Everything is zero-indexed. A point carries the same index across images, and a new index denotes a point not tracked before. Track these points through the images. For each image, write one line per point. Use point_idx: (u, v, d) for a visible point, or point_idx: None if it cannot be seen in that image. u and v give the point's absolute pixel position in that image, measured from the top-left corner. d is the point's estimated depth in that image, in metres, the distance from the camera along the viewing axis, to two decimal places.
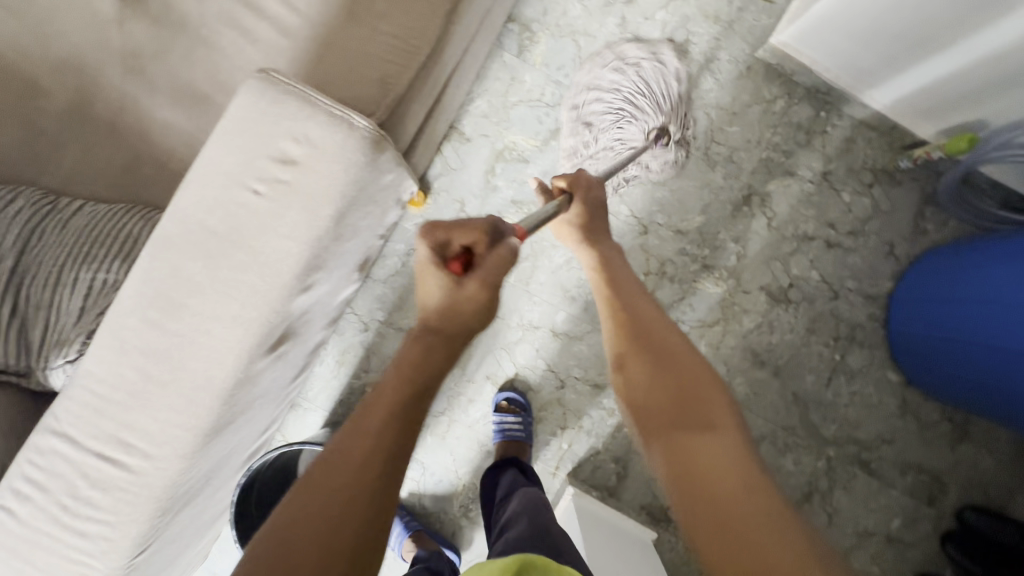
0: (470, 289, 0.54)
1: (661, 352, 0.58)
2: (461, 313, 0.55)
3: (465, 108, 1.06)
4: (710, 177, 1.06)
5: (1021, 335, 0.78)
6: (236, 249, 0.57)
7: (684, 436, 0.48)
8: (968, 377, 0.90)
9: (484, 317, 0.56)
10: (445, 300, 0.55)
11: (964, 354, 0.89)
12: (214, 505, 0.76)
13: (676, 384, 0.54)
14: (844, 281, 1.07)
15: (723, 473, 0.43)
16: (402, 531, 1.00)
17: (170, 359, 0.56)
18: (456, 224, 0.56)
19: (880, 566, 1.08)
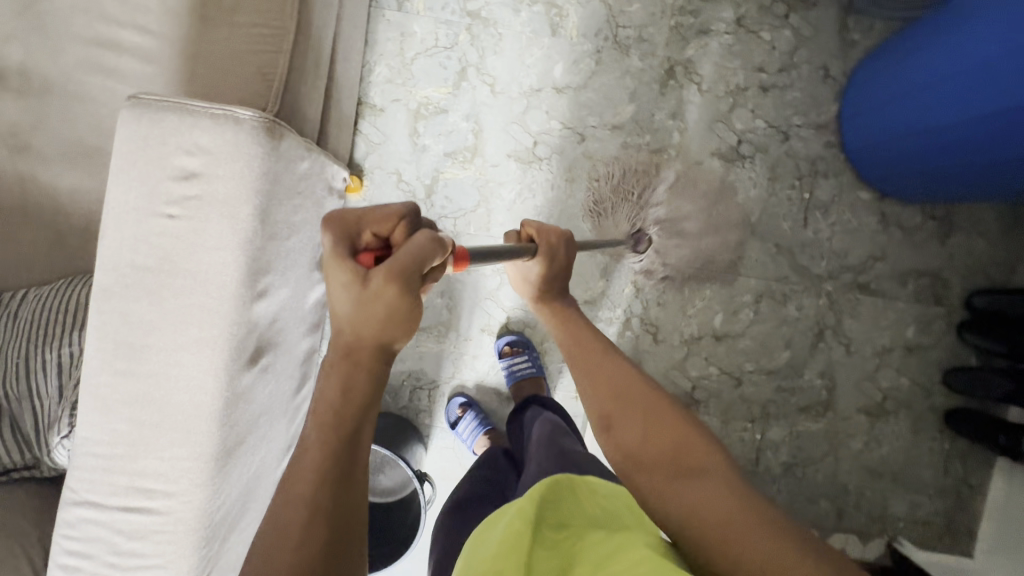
0: (377, 279, 0.47)
1: (645, 405, 0.57)
2: (371, 311, 0.47)
3: (368, 80, 1.04)
4: (628, 63, 1.04)
5: (977, 104, 0.76)
6: (175, 278, 0.57)
7: (686, 486, 0.47)
8: (936, 168, 0.90)
9: (402, 322, 0.48)
10: (352, 293, 0.47)
11: (926, 147, 0.88)
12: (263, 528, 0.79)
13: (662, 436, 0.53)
14: (790, 119, 1.06)
15: (732, 521, 0.42)
16: (479, 425, 1.02)
17: (153, 400, 0.57)
18: (369, 211, 0.53)
19: (907, 375, 1.11)
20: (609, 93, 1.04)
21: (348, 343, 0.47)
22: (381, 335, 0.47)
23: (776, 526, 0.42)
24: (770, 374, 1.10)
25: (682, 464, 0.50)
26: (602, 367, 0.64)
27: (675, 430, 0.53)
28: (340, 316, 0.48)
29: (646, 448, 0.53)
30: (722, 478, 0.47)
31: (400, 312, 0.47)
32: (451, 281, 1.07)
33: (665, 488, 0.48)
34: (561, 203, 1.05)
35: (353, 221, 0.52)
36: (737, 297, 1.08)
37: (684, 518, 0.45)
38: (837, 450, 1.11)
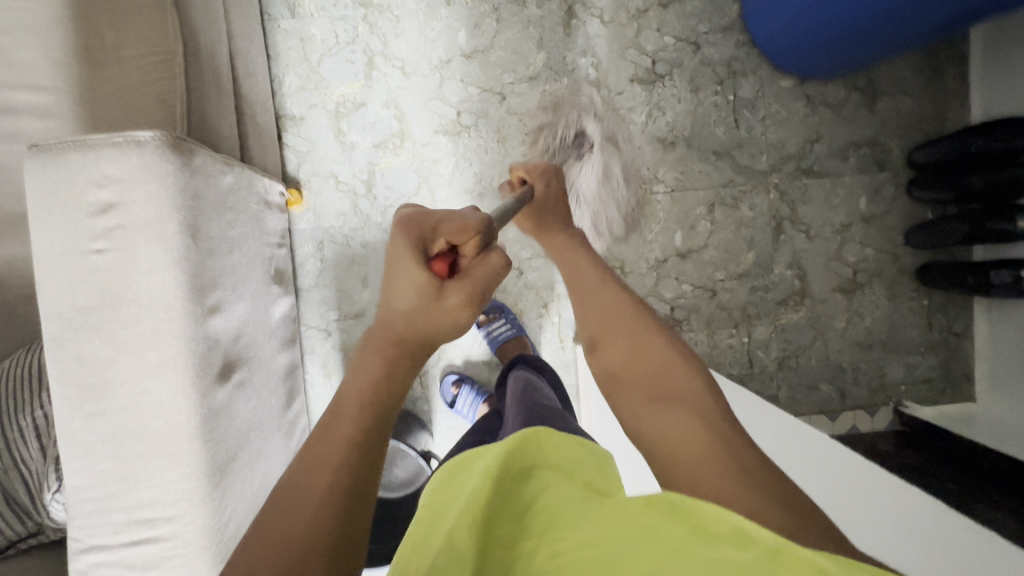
0: (458, 299, 0.42)
1: (636, 330, 0.55)
2: (438, 320, 0.42)
3: (280, 92, 1.04)
4: (528, 13, 1.05)
5: None
6: (119, 309, 0.57)
7: (663, 410, 0.48)
8: (839, 32, 0.91)
9: (462, 330, 0.44)
10: (422, 301, 0.42)
11: (822, 14, 0.89)
12: None
13: (650, 362, 0.52)
14: (696, 28, 1.07)
15: (695, 444, 0.45)
16: (476, 396, 1.04)
17: (130, 432, 0.58)
18: (446, 215, 0.44)
19: (871, 245, 1.13)
20: (517, 47, 1.05)
21: (402, 335, 0.42)
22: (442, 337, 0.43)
23: (737, 458, 0.43)
24: (741, 278, 1.12)
25: (664, 391, 0.50)
26: (599, 292, 0.60)
27: (662, 360, 0.52)
28: (397, 316, 0.42)
29: (636, 375, 0.52)
30: (701, 405, 0.48)
31: (465, 329, 0.44)
32: None
33: (646, 413, 0.49)
34: (500, 165, 1.07)
35: (428, 225, 0.43)
36: (691, 211, 1.10)
37: (654, 440, 0.47)
38: (823, 333, 1.14)
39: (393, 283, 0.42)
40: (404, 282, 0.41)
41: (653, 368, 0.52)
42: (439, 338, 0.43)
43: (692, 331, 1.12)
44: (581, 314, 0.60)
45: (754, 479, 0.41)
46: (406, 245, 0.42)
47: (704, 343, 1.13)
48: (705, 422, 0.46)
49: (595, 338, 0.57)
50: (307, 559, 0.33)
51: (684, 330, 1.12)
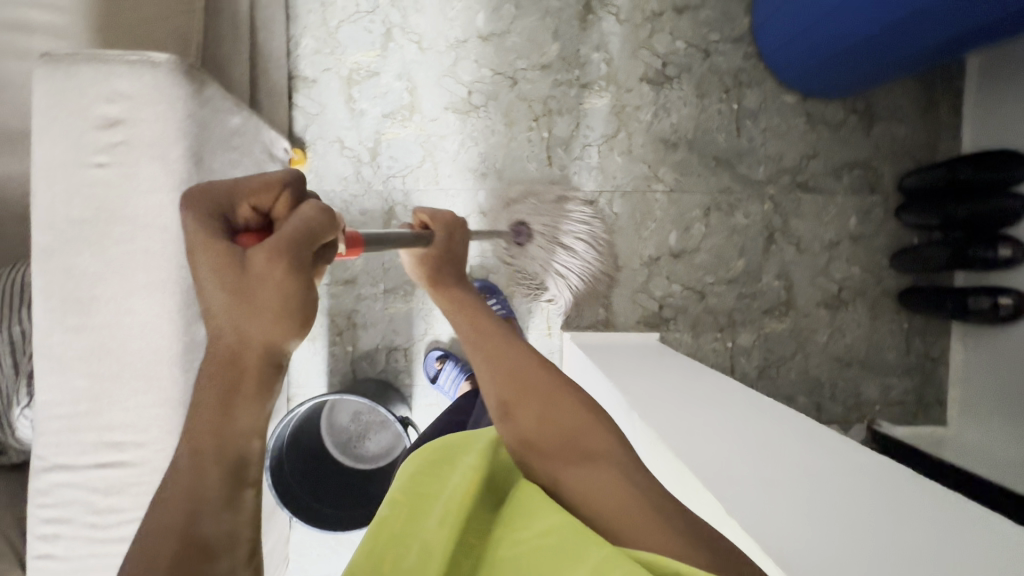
0: (267, 264, 0.39)
1: (544, 390, 0.56)
2: (260, 300, 0.39)
3: (295, 53, 1.05)
4: (546, 4, 1.07)
5: None
6: (113, 225, 0.57)
7: (578, 471, 0.50)
8: (844, 51, 0.94)
9: (296, 317, 0.41)
10: (220, 277, 0.39)
11: (829, 31, 0.92)
12: None
13: (559, 421, 0.54)
14: (707, 37, 1.10)
15: (614, 497, 0.47)
16: (460, 373, 1.04)
17: (110, 351, 0.57)
18: (244, 180, 0.44)
19: (857, 264, 1.16)
20: (532, 35, 1.07)
21: (229, 345, 0.39)
22: (265, 337, 0.40)
23: (654, 505, 0.46)
24: (729, 284, 1.14)
25: (580, 450, 0.52)
26: (496, 353, 0.60)
27: (573, 418, 0.54)
28: (218, 322, 0.40)
29: (552, 436, 0.53)
30: (614, 458, 0.51)
31: (296, 300, 0.40)
32: None
33: (569, 476, 0.50)
34: (505, 148, 1.08)
35: (224, 194, 0.43)
36: (686, 213, 1.12)
37: (581, 502, 0.49)
38: (805, 346, 1.16)
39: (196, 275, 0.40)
40: (201, 266, 0.40)
41: (565, 425, 0.53)
42: (270, 334, 0.40)
43: (678, 330, 1.14)
44: (487, 382, 0.59)
45: (674, 527, 0.45)
46: (200, 231, 0.40)
47: (688, 344, 1.15)
48: (619, 473, 0.49)
49: (505, 406, 0.56)
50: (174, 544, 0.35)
51: (670, 328, 1.14)
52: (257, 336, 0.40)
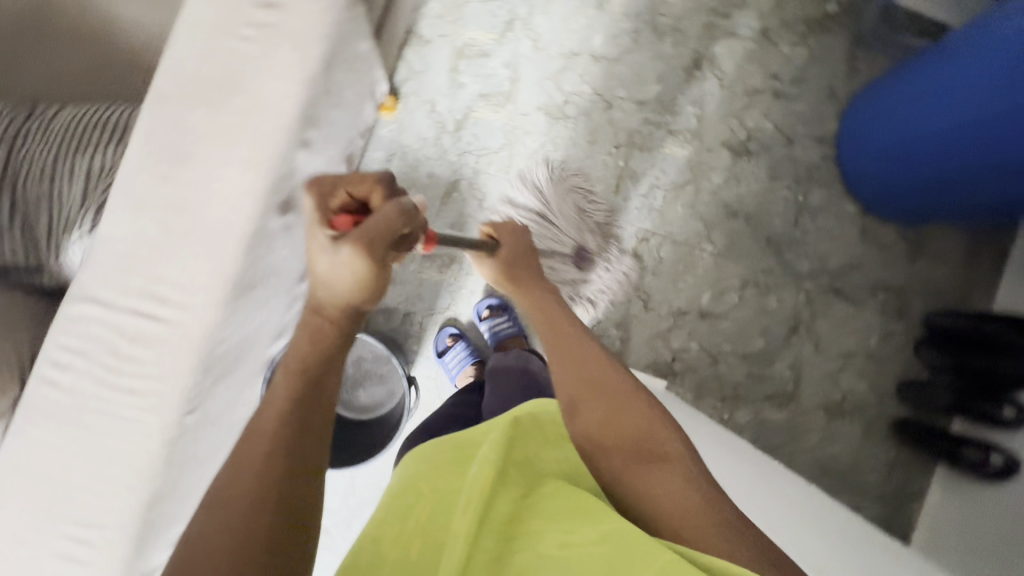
0: (349, 243, 0.49)
1: (612, 389, 0.58)
2: (341, 269, 0.49)
3: (420, 12, 1.10)
4: (661, 47, 1.13)
5: (962, 111, 0.84)
6: (236, 95, 0.59)
7: (642, 469, 0.51)
8: (923, 181, 0.97)
9: (371, 290, 0.51)
10: (323, 250, 0.50)
11: (913, 157, 0.96)
12: (238, 397, 0.78)
13: (626, 421, 0.54)
14: (795, 127, 1.16)
15: (680, 499, 0.47)
16: (468, 356, 1.05)
17: (187, 208, 0.58)
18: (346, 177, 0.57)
19: (866, 380, 1.19)
20: (639, 70, 1.12)
21: (321, 300, 0.50)
22: (346, 296, 0.50)
23: (722, 515, 0.45)
24: (743, 359, 1.16)
25: (648, 450, 0.52)
26: (566, 348, 0.63)
27: (641, 417, 0.54)
28: (313, 277, 0.51)
29: (619, 433, 0.54)
30: (683, 462, 0.50)
31: (365, 280, 0.49)
32: (463, 216, 1.11)
33: (633, 474, 0.51)
34: (580, 163, 1.12)
35: (330, 187, 0.56)
36: (725, 279, 1.15)
37: (644, 501, 0.49)
38: (794, 442, 1.18)
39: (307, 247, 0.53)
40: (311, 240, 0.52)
41: (631, 424, 0.54)
42: (352, 298, 0.50)
43: (682, 387, 1.16)
44: (557, 375, 0.61)
45: (744, 539, 0.43)
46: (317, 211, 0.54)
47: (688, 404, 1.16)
48: (689, 477, 0.49)
49: (573, 402, 0.58)
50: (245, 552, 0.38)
51: (675, 382, 1.15)
52: (340, 294, 0.50)
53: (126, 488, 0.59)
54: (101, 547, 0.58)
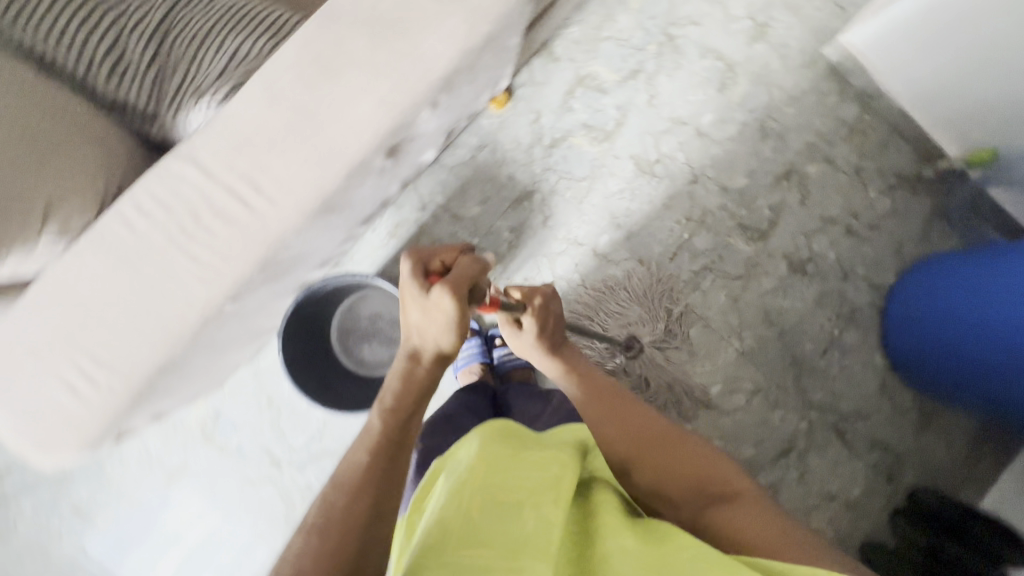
0: (437, 292, 0.56)
1: (666, 443, 0.61)
2: (432, 319, 0.58)
3: (560, 32, 1.16)
4: (761, 147, 1.17)
5: (1000, 311, 0.86)
6: (399, 39, 0.62)
7: (714, 510, 0.53)
8: (951, 360, 0.98)
9: (455, 330, 0.58)
10: (420, 303, 0.59)
11: (948, 335, 0.97)
12: (266, 304, 0.80)
13: (687, 469, 0.58)
14: (855, 266, 1.18)
15: (757, 525, 0.49)
16: (478, 353, 1.05)
17: (314, 118, 0.61)
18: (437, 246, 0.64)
19: (837, 529, 1.14)
20: (733, 159, 1.17)
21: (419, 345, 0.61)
22: (434, 342, 0.59)
23: (798, 533, 0.48)
24: None
25: (712, 492, 0.55)
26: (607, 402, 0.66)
27: (700, 466, 0.58)
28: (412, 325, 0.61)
29: (680, 482, 0.57)
30: (750, 495, 0.53)
31: (449, 324, 0.58)
32: (525, 224, 1.15)
33: (703, 514, 0.53)
34: (649, 220, 1.16)
35: (427, 252, 0.63)
36: (739, 378, 1.17)
37: (725, 538, 0.49)
38: None
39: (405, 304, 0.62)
40: (409, 297, 0.60)
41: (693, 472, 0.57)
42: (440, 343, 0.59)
43: None
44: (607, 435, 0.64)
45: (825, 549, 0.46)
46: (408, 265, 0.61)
47: None
48: (758, 508, 0.51)
49: (626, 462, 0.61)
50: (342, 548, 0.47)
51: None
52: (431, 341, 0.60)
53: (148, 344, 0.60)
54: (101, 389, 0.60)
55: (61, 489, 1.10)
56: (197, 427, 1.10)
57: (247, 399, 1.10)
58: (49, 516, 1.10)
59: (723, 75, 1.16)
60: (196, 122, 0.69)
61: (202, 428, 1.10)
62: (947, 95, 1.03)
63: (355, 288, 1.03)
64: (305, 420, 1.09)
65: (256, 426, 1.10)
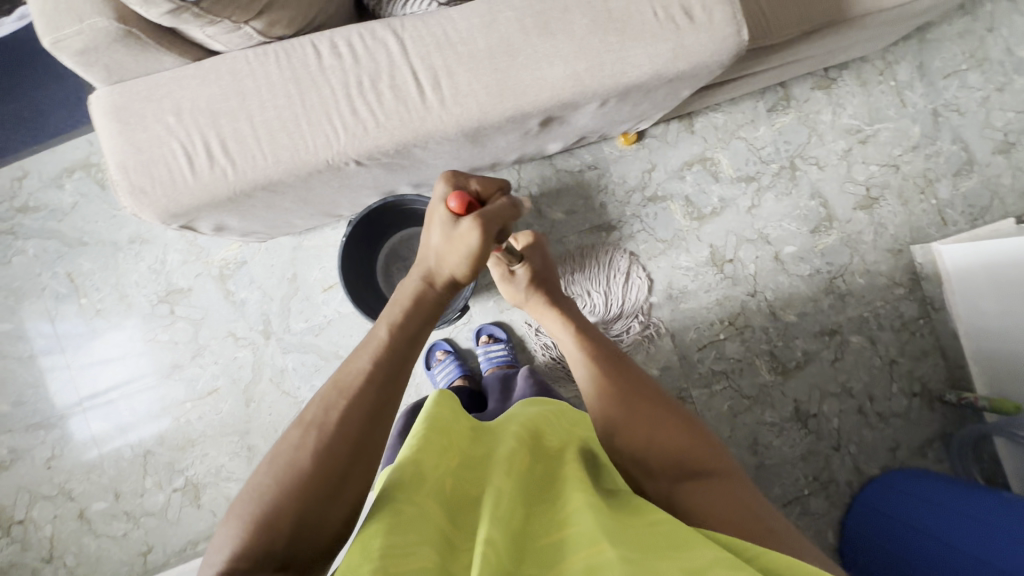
0: (467, 224, 0.50)
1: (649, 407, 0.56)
2: (453, 248, 0.51)
3: (708, 112, 1.24)
4: (821, 296, 1.23)
5: (967, 540, 0.84)
6: (611, 35, 0.68)
7: (696, 490, 0.50)
8: (885, 563, 0.95)
9: (473, 264, 0.53)
10: (444, 227, 0.52)
11: (902, 541, 0.94)
12: (358, 189, 0.83)
13: (667, 442, 0.54)
14: (850, 442, 1.20)
15: (741, 515, 0.47)
16: (456, 369, 1.10)
17: (513, 59, 0.67)
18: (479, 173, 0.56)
19: None
20: (793, 294, 1.22)
21: (433, 268, 0.54)
22: (450, 268, 0.53)
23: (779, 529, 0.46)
24: None
25: (694, 469, 0.52)
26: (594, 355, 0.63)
27: (684, 441, 0.53)
28: (431, 248, 0.54)
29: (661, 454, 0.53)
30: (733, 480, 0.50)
31: (471, 251, 0.51)
32: (593, 250, 1.21)
33: (670, 495, 0.51)
34: (697, 306, 1.21)
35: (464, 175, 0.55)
36: None
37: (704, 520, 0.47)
38: None
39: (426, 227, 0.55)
40: (432, 220, 0.53)
41: (674, 450, 0.53)
42: (452, 268, 0.53)
43: None
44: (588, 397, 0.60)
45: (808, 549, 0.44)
46: (445, 183, 0.54)
47: None
48: (739, 495, 0.49)
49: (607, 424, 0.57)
50: (302, 514, 0.41)
51: None
52: (447, 266, 0.53)
53: (274, 158, 0.64)
54: (217, 172, 0.63)
55: (63, 253, 1.10)
56: (217, 264, 1.11)
57: (275, 264, 1.11)
58: (41, 269, 1.10)
59: (820, 220, 1.24)
60: (416, 10, 0.74)
61: (221, 267, 1.11)
62: (997, 338, 1.09)
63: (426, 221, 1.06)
64: (316, 308, 1.11)
65: (274, 292, 1.11)
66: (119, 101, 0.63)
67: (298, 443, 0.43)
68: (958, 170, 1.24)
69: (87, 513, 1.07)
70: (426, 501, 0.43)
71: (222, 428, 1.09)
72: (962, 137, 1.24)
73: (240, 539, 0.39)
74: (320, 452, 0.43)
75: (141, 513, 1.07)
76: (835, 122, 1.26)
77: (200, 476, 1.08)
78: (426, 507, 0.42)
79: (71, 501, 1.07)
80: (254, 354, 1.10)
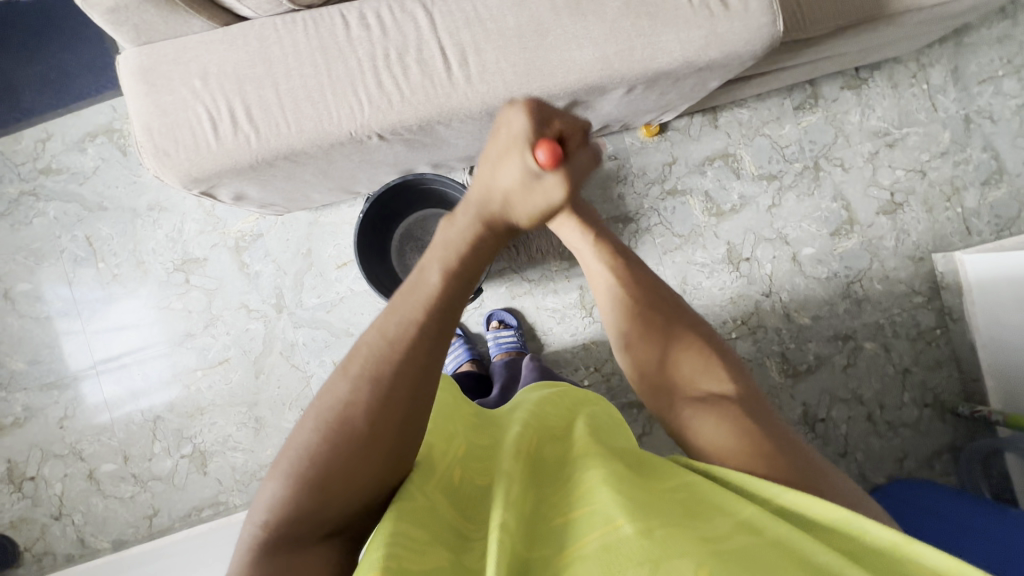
0: (555, 179, 0.44)
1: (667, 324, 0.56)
2: (532, 198, 0.46)
3: (733, 106, 1.22)
4: (837, 300, 1.21)
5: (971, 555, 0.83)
6: (643, 20, 0.67)
7: (709, 406, 0.50)
8: None
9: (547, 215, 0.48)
10: (524, 176, 0.44)
11: None
12: (378, 165, 0.82)
13: (683, 361, 0.54)
14: (857, 449, 1.19)
15: (755, 431, 0.47)
16: (464, 353, 1.10)
17: (542, 39, 0.66)
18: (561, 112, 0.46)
19: None
20: (809, 296, 1.21)
21: (496, 213, 0.46)
22: (520, 216, 0.47)
23: (796, 449, 0.45)
24: None
25: (709, 389, 0.52)
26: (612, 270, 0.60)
27: (700, 360, 0.54)
28: (498, 190, 0.46)
29: (673, 379, 0.54)
30: (748, 400, 0.51)
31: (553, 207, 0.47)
32: None
33: (685, 413, 0.52)
34: (711, 304, 1.20)
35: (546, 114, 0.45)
36: None
37: (715, 435, 0.48)
38: None
39: (491, 165, 0.46)
40: (507, 163, 0.44)
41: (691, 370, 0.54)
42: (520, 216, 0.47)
43: None
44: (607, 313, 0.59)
45: (826, 471, 0.44)
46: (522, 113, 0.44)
47: None
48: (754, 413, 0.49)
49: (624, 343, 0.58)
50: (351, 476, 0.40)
51: None
52: (518, 211, 0.47)
53: (297, 127, 0.63)
54: (240, 139, 0.63)
55: (83, 216, 1.11)
56: (234, 236, 1.11)
57: (290, 239, 1.11)
58: (61, 231, 1.11)
59: (841, 223, 1.22)
60: None
61: (237, 239, 1.11)
62: (1016, 351, 1.07)
63: (443, 203, 1.06)
64: (329, 284, 1.11)
65: (288, 265, 1.11)
66: (146, 62, 0.63)
67: (343, 397, 0.40)
68: (987, 179, 1.21)
69: (96, 474, 1.09)
70: (433, 493, 0.43)
71: (231, 398, 1.10)
72: (993, 146, 1.21)
73: (289, 496, 0.39)
74: (367, 416, 0.40)
75: (149, 477, 1.09)
76: (862, 124, 1.23)
77: (207, 444, 1.09)
78: (436, 500, 0.43)
79: (81, 461, 1.09)
80: (266, 327, 1.11)
